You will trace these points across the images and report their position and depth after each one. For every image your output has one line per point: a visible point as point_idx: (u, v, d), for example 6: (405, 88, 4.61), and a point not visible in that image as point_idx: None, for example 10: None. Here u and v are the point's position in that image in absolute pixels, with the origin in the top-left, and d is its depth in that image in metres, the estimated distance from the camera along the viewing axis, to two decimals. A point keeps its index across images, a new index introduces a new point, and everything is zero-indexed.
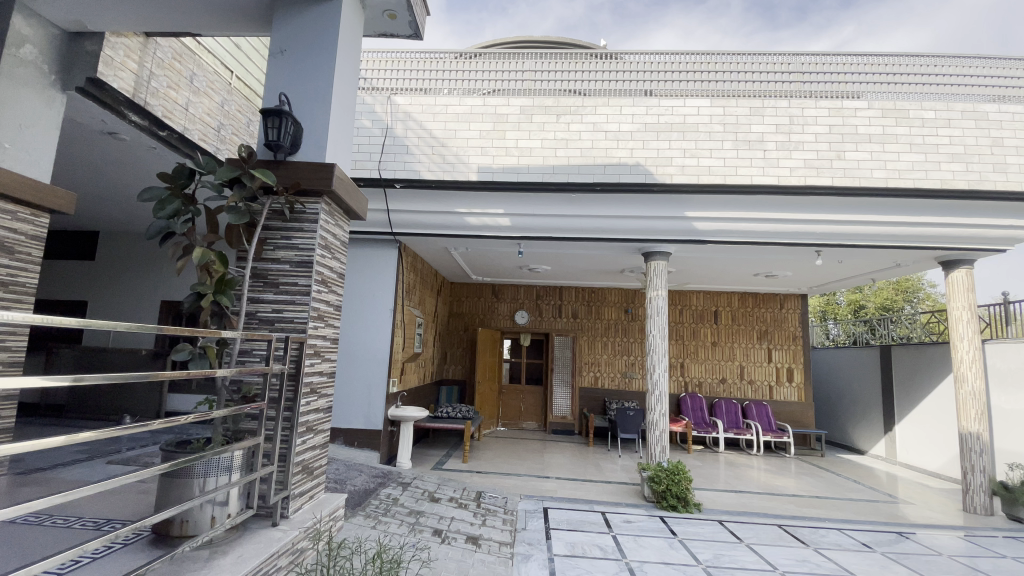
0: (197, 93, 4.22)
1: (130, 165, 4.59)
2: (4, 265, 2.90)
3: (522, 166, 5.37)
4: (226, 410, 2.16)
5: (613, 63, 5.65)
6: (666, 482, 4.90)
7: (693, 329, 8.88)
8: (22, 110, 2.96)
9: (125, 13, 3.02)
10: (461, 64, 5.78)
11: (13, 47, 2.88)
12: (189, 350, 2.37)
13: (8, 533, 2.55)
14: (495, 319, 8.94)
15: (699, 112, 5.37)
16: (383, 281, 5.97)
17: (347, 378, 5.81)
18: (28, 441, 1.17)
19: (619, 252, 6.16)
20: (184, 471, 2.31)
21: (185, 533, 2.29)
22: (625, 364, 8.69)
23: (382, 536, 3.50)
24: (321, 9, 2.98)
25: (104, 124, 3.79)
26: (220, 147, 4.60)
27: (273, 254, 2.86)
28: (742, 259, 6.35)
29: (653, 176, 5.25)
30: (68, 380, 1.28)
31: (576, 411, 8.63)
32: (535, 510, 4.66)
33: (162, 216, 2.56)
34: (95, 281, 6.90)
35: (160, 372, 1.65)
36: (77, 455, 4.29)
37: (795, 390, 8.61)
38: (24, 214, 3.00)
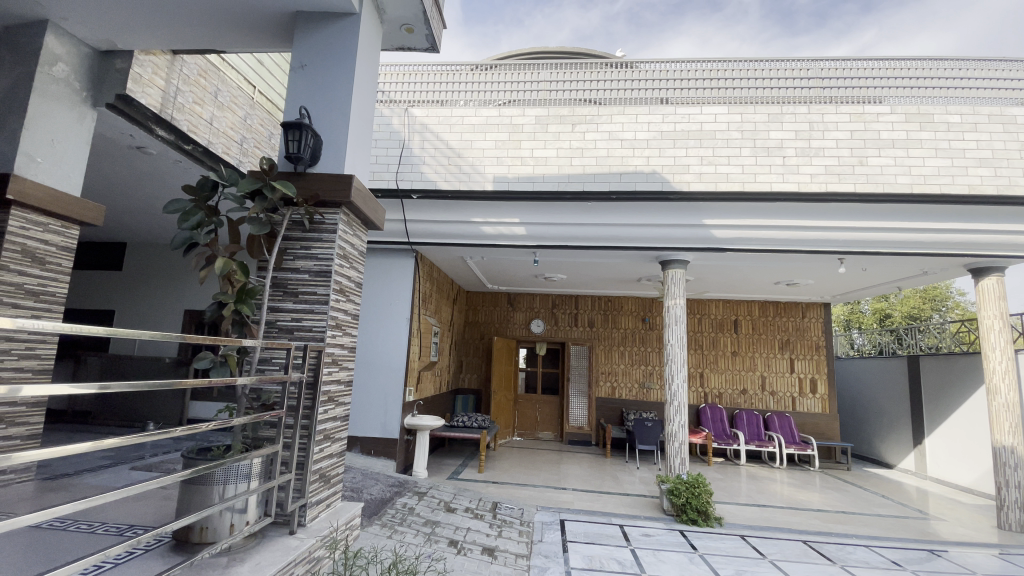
0: (221, 107, 4.34)
1: (157, 179, 4.73)
2: (35, 275, 3.03)
3: (538, 175, 5.39)
4: (246, 418, 2.18)
5: (629, 71, 5.64)
6: (685, 495, 4.79)
7: (712, 338, 8.73)
8: (54, 125, 3.08)
9: (152, 31, 3.12)
10: (477, 76, 5.83)
11: (46, 64, 3.00)
12: (210, 358, 2.42)
13: (34, 537, 2.59)
14: (510, 328, 8.92)
15: (717, 119, 5.34)
16: (400, 291, 6.02)
17: (364, 387, 5.84)
18: (53, 447, 1.19)
19: (635, 260, 6.11)
20: (204, 477, 2.35)
21: (205, 540, 2.33)
22: (642, 374, 8.59)
23: (398, 545, 3.49)
24: (341, 24, 3.04)
25: (133, 139, 3.91)
26: (242, 160, 4.72)
27: (293, 264, 2.90)
28: (762, 267, 6.24)
29: (670, 184, 5.22)
30: (95, 387, 1.31)
31: (593, 421, 8.53)
32: (552, 522, 4.60)
33: (186, 227, 2.61)
34: (122, 290, 7.10)
35: (183, 381, 1.68)
36: (102, 461, 4.39)
37: (818, 401, 8.39)
38: (54, 226, 3.13)
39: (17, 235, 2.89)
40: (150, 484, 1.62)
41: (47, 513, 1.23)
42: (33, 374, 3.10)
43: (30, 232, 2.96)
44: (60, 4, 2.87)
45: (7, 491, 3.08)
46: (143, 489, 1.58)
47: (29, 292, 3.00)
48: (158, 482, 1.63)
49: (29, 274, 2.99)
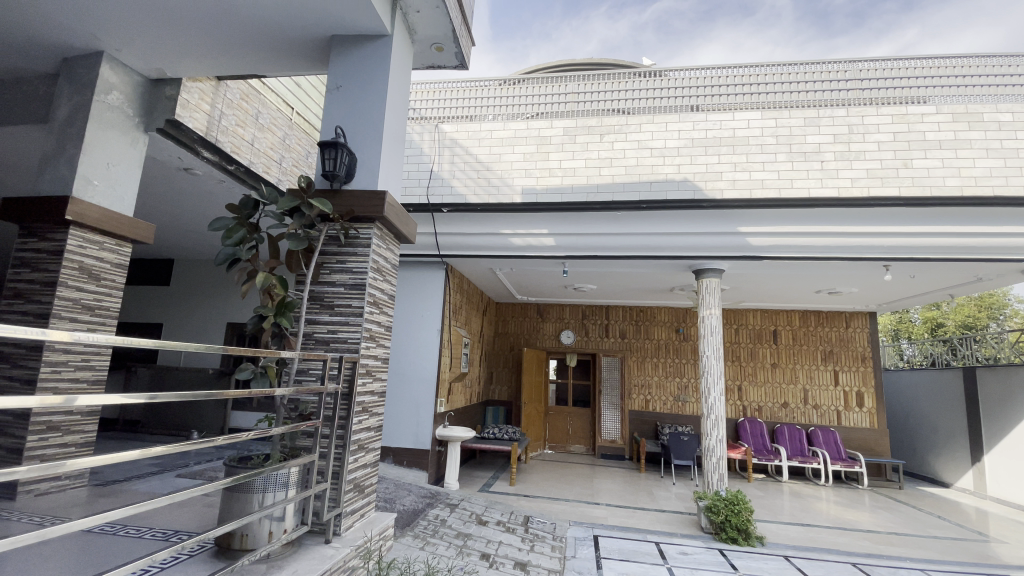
0: (261, 129, 4.55)
1: (202, 198, 4.97)
2: (90, 290, 3.24)
3: (566, 186, 5.40)
4: (283, 428, 2.24)
5: (658, 80, 5.61)
6: (724, 513, 4.62)
7: (750, 349, 8.44)
8: (109, 151, 3.29)
9: (198, 59, 3.32)
10: (505, 90, 5.92)
11: (101, 93, 3.22)
12: (251, 369, 2.51)
13: (87, 541, 2.72)
14: (540, 339, 8.88)
15: (750, 125, 5.23)
16: (432, 302, 6.09)
17: (397, 398, 5.92)
18: (103, 454, 1.26)
19: (667, 269, 6.00)
20: (244, 485, 2.42)
21: (245, 547, 2.40)
22: (677, 387, 8.38)
23: (430, 557, 3.50)
24: (374, 46, 3.14)
25: (180, 161, 4.13)
26: (282, 178, 4.92)
27: (329, 277, 2.99)
28: (800, 275, 6.03)
29: (702, 192, 5.11)
30: (144, 398, 1.38)
31: (626, 435, 8.34)
32: (585, 537, 4.52)
33: (229, 243, 2.73)
34: (169, 304, 7.46)
35: (226, 392, 1.75)
36: (150, 468, 4.60)
37: (866, 415, 8.00)
38: (109, 244, 3.35)
39: (74, 253, 3.10)
40: (192, 492, 1.68)
41: (88, 519, 1.29)
42: (88, 384, 3.29)
43: (86, 250, 3.18)
44: (114, 37, 3.09)
45: (63, 496, 3.26)
46: (184, 497, 1.63)
47: (86, 306, 3.20)
48: (200, 490, 1.69)
49: (85, 289, 3.20)
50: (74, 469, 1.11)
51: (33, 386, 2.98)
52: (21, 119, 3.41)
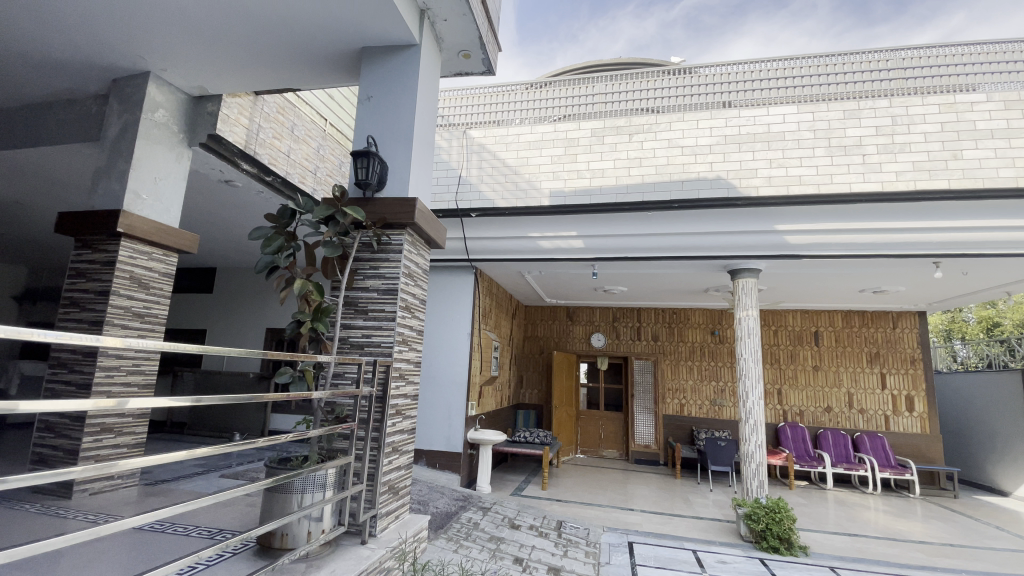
0: (297, 140, 4.71)
1: (242, 209, 5.17)
2: (140, 298, 3.41)
3: (595, 188, 5.36)
4: (321, 430, 2.31)
5: (688, 77, 5.51)
6: (765, 521, 4.47)
7: (790, 351, 8.13)
8: (156, 165, 3.47)
9: (237, 76, 3.48)
10: (532, 94, 5.94)
11: (149, 111, 3.39)
12: (289, 373, 2.59)
13: (138, 538, 2.86)
14: (570, 342, 8.81)
15: (786, 120, 5.07)
16: (462, 306, 6.14)
17: (430, 402, 5.99)
18: (152, 455, 1.33)
19: (701, 270, 5.88)
20: (284, 486, 2.49)
21: (286, 546, 2.47)
22: (714, 391, 8.17)
23: (463, 560, 3.52)
24: (403, 56, 3.20)
25: (222, 174, 4.30)
26: (317, 188, 5.07)
27: (363, 283, 3.06)
28: (841, 274, 5.78)
29: (736, 189, 4.98)
30: (190, 401, 1.46)
31: (661, 440, 8.18)
32: (619, 544, 4.45)
33: (269, 251, 2.83)
34: (212, 311, 7.78)
35: (268, 395, 1.83)
36: (196, 468, 4.79)
37: (916, 420, 7.61)
38: (157, 254, 3.53)
39: (125, 264, 3.28)
40: (233, 492, 1.74)
41: (138, 516, 1.35)
42: (139, 388, 3.46)
43: (136, 260, 3.36)
44: (159, 58, 3.27)
45: (115, 495, 3.43)
46: (228, 497, 1.70)
47: (135, 314, 3.37)
48: (242, 490, 1.76)
49: (136, 297, 3.37)
50: (124, 470, 1.17)
51: (88, 390, 3.16)
52: (74, 137, 3.63)
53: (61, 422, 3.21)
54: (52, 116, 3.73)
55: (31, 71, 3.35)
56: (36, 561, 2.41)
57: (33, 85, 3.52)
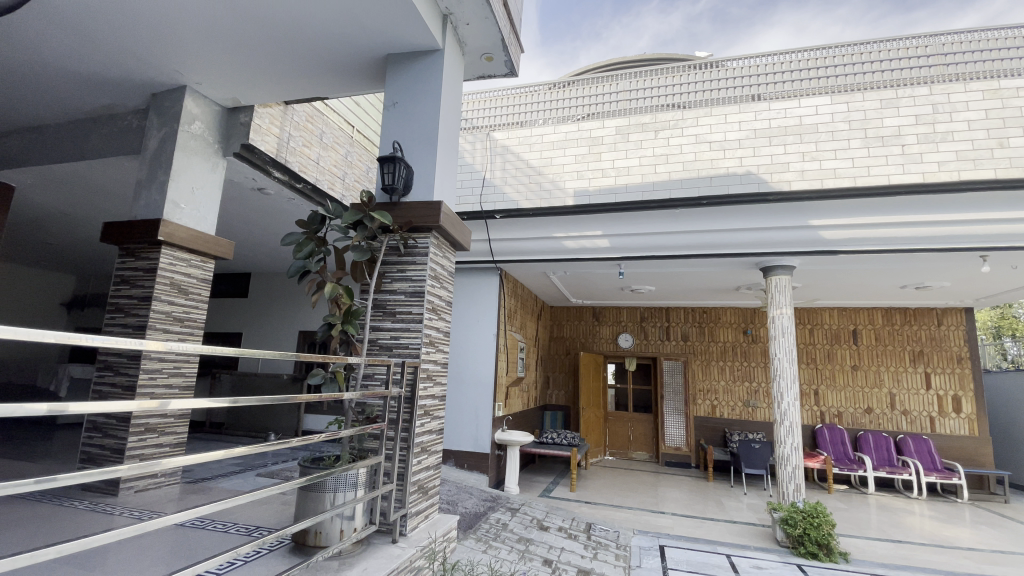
0: (325, 148, 4.82)
1: (273, 215, 5.32)
2: (180, 303, 3.56)
3: (620, 186, 5.30)
4: (352, 431, 2.35)
5: (715, 71, 5.41)
6: (802, 526, 4.33)
7: (827, 350, 7.86)
8: (193, 175, 3.62)
9: (268, 86, 3.60)
10: (555, 93, 5.93)
11: (186, 123, 3.54)
12: (322, 374, 2.66)
13: (180, 533, 2.97)
14: (597, 343, 8.74)
15: (819, 112, 4.91)
16: (489, 308, 6.17)
17: (458, 402, 6.03)
18: (194, 455, 1.39)
19: (731, 268, 5.74)
20: (317, 485, 2.55)
21: (319, 543, 2.53)
22: (747, 392, 7.97)
23: (493, 560, 3.54)
24: (426, 62, 3.25)
25: (255, 182, 4.43)
26: (345, 194, 5.18)
27: (390, 286, 3.11)
28: (880, 270, 5.56)
29: (767, 184, 4.83)
30: (228, 402, 1.52)
31: (692, 442, 8.02)
32: (650, 547, 4.38)
33: (301, 257, 2.91)
34: (247, 315, 8.03)
35: (301, 396, 1.89)
36: (233, 467, 4.95)
37: (964, 422, 7.25)
38: (195, 261, 3.68)
39: (165, 270, 3.43)
40: (269, 491, 1.79)
41: (179, 513, 1.41)
42: (179, 390, 3.61)
43: (176, 267, 3.51)
44: (195, 72, 3.41)
45: (158, 493, 3.58)
46: (264, 496, 1.75)
47: (176, 318, 3.51)
48: (278, 489, 1.81)
49: (177, 303, 3.52)
50: (166, 468, 1.22)
51: (133, 392, 3.32)
52: (117, 151, 3.81)
53: (108, 423, 3.37)
54: (96, 131, 3.92)
55: (78, 89, 3.54)
56: (87, 554, 2.53)
57: (79, 102, 3.72)
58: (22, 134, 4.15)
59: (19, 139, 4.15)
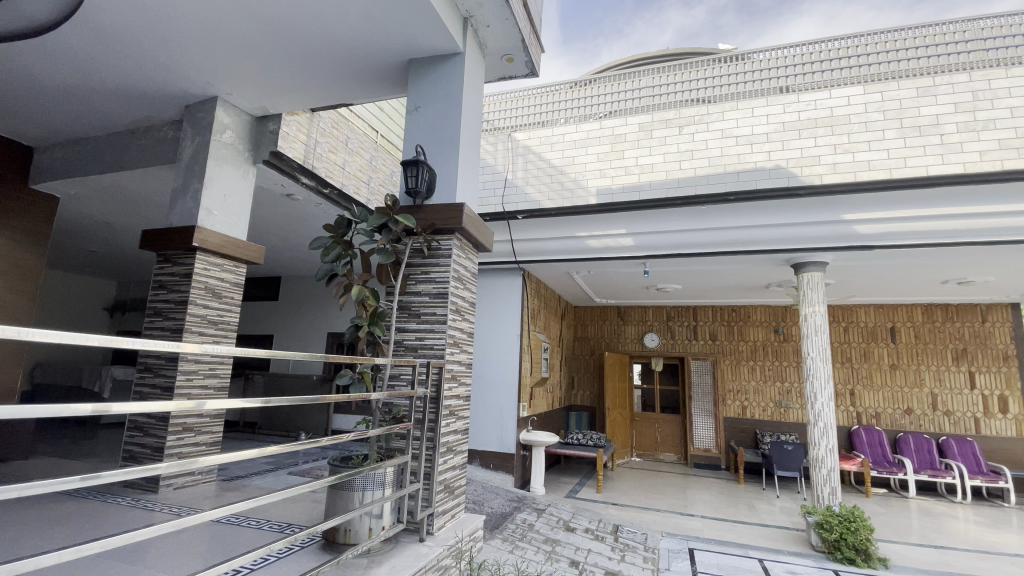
0: (351, 153, 4.91)
1: (301, 220, 5.45)
2: (214, 307, 3.68)
3: (644, 183, 5.25)
4: (379, 430, 2.39)
5: (741, 64, 5.29)
6: (838, 530, 4.19)
7: (863, 349, 7.58)
8: (225, 183, 3.74)
9: (295, 94, 3.69)
10: (576, 92, 5.92)
11: (218, 133, 3.67)
12: (350, 375, 2.71)
13: (217, 530, 3.07)
14: (623, 343, 8.65)
15: (851, 102, 4.75)
16: (513, 308, 6.18)
17: (483, 403, 6.06)
18: (228, 453, 1.44)
19: (760, 265, 5.61)
20: (346, 484, 2.60)
21: (349, 541, 2.58)
22: (779, 392, 7.76)
23: (519, 560, 3.54)
24: (447, 65, 3.28)
25: (284, 188, 4.55)
26: (370, 198, 5.27)
27: (415, 288, 3.15)
28: (918, 265, 5.34)
29: (797, 178, 4.72)
30: (260, 402, 1.56)
31: (722, 443, 7.85)
32: (680, 550, 4.31)
33: (328, 260, 2.96)
34: (278, 317, 8.24)
35: (331, 396, 1.92)
36: (266, 466, 5.09)
37: (1013, 423, 6.90)
38: (227, 266, 3.81)
39: (200, 275, 3.55)
40: (299, 489, 1.83)
41: (215, 509, 1.46)
42: (214, 390, 3.74)
43: (210, 272, 3.63)
44: (226, 83, 3.53)
45: (196, 490, 3.72)
46: (295, 493, 1.79)
47: (210, 321, 3.64)
48: (308, 487, 1.85)
49: (211, 306, 3.65)
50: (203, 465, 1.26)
51: (171, 393, 3.45)
52: (153, 160, 3.97)
53: (148, 422, 3.51)
54: (134, 142, 4.09)
55: (117, 103, 3.70)
56: (130, 548, 2.65)
57: (118, 115, 3.88)
58: (65, 146, 4.35)
59: (62, 152, 4.36)
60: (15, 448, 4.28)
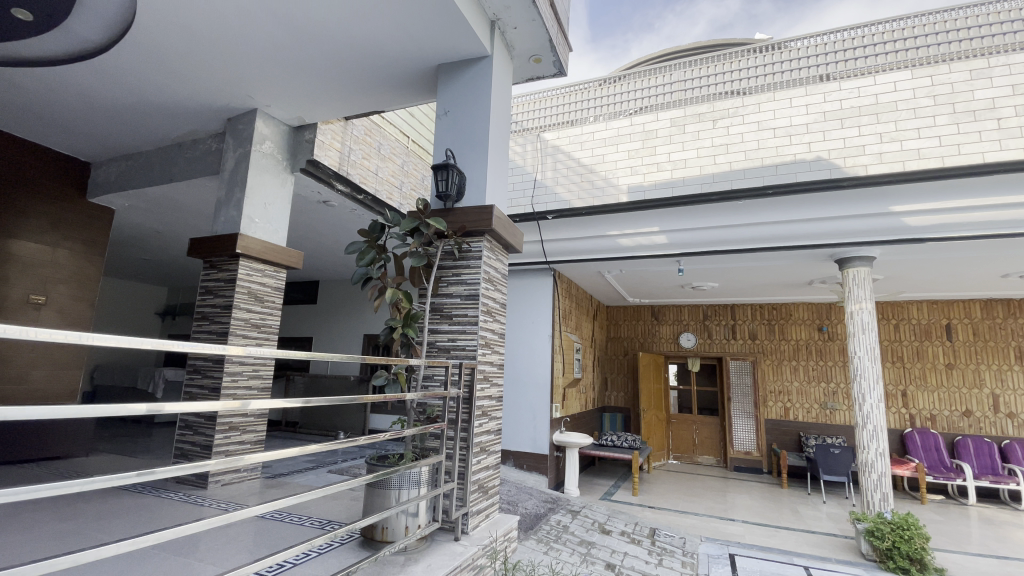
0: (384, 159, 5.03)
1: (336, 226, 5.61)
2: (257, 311, 3.84)
3: (677, 180, 5.13)
4: (415, 430, 2.43)
5: (778, 53, 5.12)
6: (891, 539, 3.99)
7: (915, 348, 7.18)
8: (266, 192, 3.90)
9: (329, 104, 3.82)
10: (605, 89, 5.86)
11: (258, 144, 3.82)
12: (385, 376, 2.78)
13: (261, 525, 3.19)
14: (657, 343, 8.49)
15: (898, 88, 4.52)
16: (544, 309, 6.16)
17: (516, 403, 6.07)
18: (271, 451, 1.50)
19: (801, 260, 5.40)
20: (383, 483, 2.66)
21: (386, 538, 2.63)
22: (824, 393, 7.45)
23: (554, 562, 3.53)
24: (476, 68, 3.31)
25: (320, 196, 4.70)
26: (403, 203, 5.37)
27: (446, 289, 3.20)
28: (975, 258, 5.02)
29: (840, 170, 4.49)
30: (301, 403, 1.63)
31: (763, 446, 7.60)
32: (720, 556, 4.19)
33: (363, 264, 3.05)
34: (317, 320, 8.50)
35: (368, 396, 1.97)
36: (307, 464, 5.25)
37: None
38: (269, 271, 3.96)
39: (244, 281, 3.71)
40: (337, 487, 1.89)
41: (260, 505, 1.52)
42: (258, 390, 3.90)
43: (253, 277, 3.79)
44: (265, 96, 3.67)
45: (242, 486, 3.88)
46: (333, 491, 1.84)
47: (253, 324, 3.79)
48: (347, 485, 1.91)
49: (254, 310, 3.80)
50: (248, 463, 1.31)
51: (218, 393, 3.62)
52: (199, 172, 4.17)
53: (197, 421, 3.69)
54: (180, 155, 4.31)
55: (165, 118, 3.91)
56: (182, 541, 2.79)
57: (165, 129, 4.10)
58: (118, 161, 4.62)
59: (116, 166, 4.62)
60: (78, 445, 4.58)
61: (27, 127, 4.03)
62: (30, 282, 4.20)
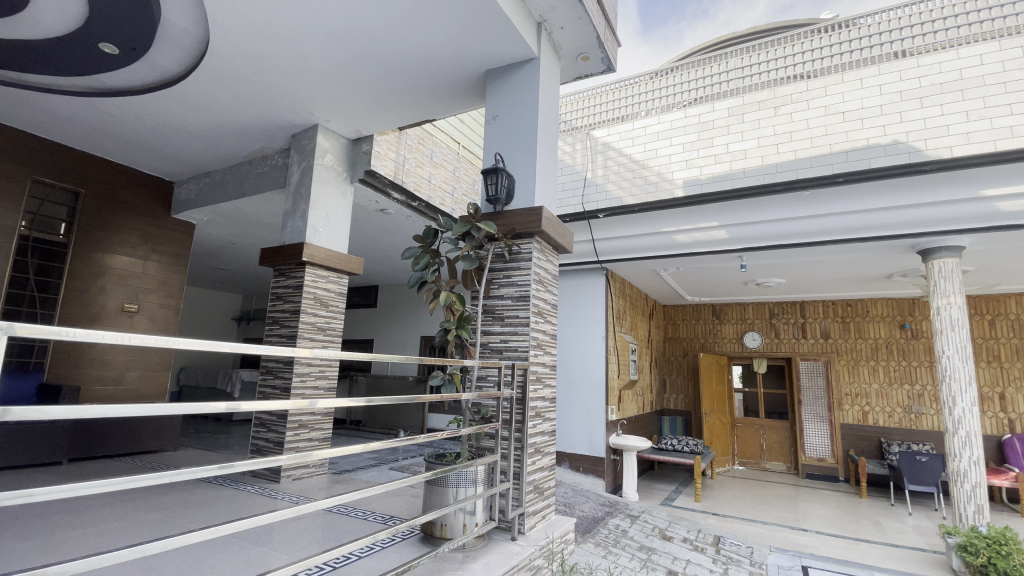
0: (436, 166, 5.17)
1: (393, 232, 5.83)
2: (322, 315, 4.05)
3: (736, 171, 4.88)
4: (470, 429, 2.47)
5: (845, 32, 4.81)
6: (986, 554, 3.61)
7: (1016, 346, 6.46)
8: (328, 203, 4.12)
9: (384, 115, 3.98)
10: (657, 82, 5.72)
11: (320, 157, 4.05)
12: (441, 377, 2.86)
13: (329, 518, 3.36)
14: (719, 343, 8.15)
15: (986, 61, 4.10)
16: (598, 309, 6.08)
17: (572, 404, 6.02)
18: (339, 447, 1.58)
19: (878, 252, 5.01)
20: (441, 481, 2.72)
21: (445, 535, 2.69)
22: (907, 395, 6.89)
23: (612, 566, 3.48)
24: (523, 72, 3.34)
25: (377, 204, 4.90)
26: (455, 208, 5.50)
27: (498, 291, 3.23)
28: None
29: (920, 153, 4.12)
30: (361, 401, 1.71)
31: (839, 452, 7.11)
32: (791, 567, 3.95)
33: (418, 268, 3.15)
34: (377, 323, 8.84)
35: (425, 395, 2.03)
36: (370, 461, 5.47)
37: None
38: (332, 277, 4.18)
39: (309, 287, 3.93)
40: (399, 483, 1.96)
41: (327, 499, 1.61)
42: (323, 390, 4.12)
43: (317, 283, 4.01)
44: (326, 111, 3.88)
45: (311, 481, 4.11)
46: (394, 487, 1.91)
47: (319, 328, 4.01)
48: (407, 481, 1.97)
49: (319, 314, 4.02)
50: (314, 458, 1.40)
51: (289, 393, 3.85)
52: (267, 185, 4.47)
53: (270, 419, 3.94)
54: (250, 171, 4.64)
55: (238, 138, 4.22)
56: (259, 531, 2.99)
57: (237, 148, 4.42)
58: (197, 179, 5.03)
59: (195, 184, 5.04)
60: (167, 440, 5.02)
61: (122, 152, 4.48)
62: (124, 292, 4.69)
